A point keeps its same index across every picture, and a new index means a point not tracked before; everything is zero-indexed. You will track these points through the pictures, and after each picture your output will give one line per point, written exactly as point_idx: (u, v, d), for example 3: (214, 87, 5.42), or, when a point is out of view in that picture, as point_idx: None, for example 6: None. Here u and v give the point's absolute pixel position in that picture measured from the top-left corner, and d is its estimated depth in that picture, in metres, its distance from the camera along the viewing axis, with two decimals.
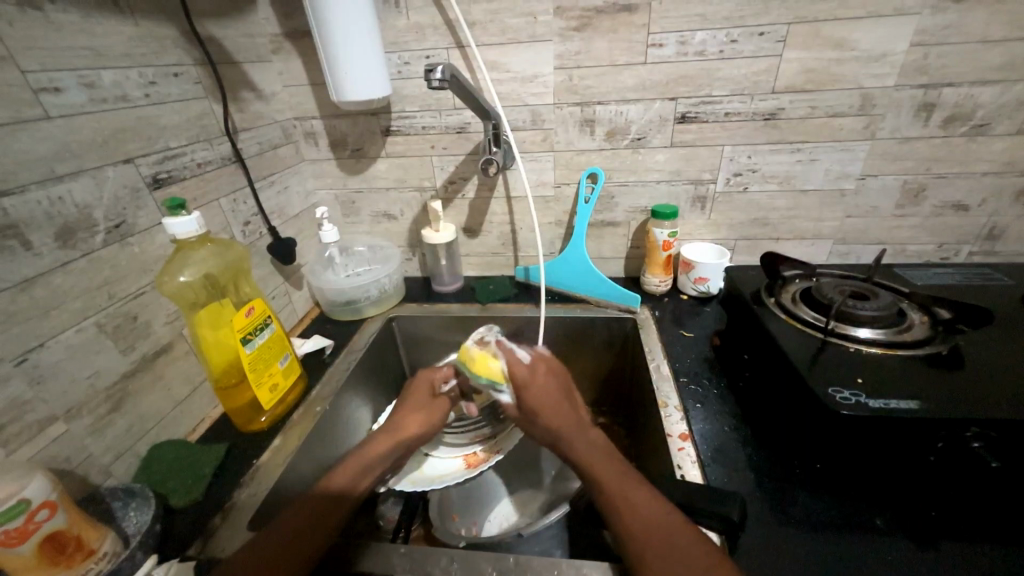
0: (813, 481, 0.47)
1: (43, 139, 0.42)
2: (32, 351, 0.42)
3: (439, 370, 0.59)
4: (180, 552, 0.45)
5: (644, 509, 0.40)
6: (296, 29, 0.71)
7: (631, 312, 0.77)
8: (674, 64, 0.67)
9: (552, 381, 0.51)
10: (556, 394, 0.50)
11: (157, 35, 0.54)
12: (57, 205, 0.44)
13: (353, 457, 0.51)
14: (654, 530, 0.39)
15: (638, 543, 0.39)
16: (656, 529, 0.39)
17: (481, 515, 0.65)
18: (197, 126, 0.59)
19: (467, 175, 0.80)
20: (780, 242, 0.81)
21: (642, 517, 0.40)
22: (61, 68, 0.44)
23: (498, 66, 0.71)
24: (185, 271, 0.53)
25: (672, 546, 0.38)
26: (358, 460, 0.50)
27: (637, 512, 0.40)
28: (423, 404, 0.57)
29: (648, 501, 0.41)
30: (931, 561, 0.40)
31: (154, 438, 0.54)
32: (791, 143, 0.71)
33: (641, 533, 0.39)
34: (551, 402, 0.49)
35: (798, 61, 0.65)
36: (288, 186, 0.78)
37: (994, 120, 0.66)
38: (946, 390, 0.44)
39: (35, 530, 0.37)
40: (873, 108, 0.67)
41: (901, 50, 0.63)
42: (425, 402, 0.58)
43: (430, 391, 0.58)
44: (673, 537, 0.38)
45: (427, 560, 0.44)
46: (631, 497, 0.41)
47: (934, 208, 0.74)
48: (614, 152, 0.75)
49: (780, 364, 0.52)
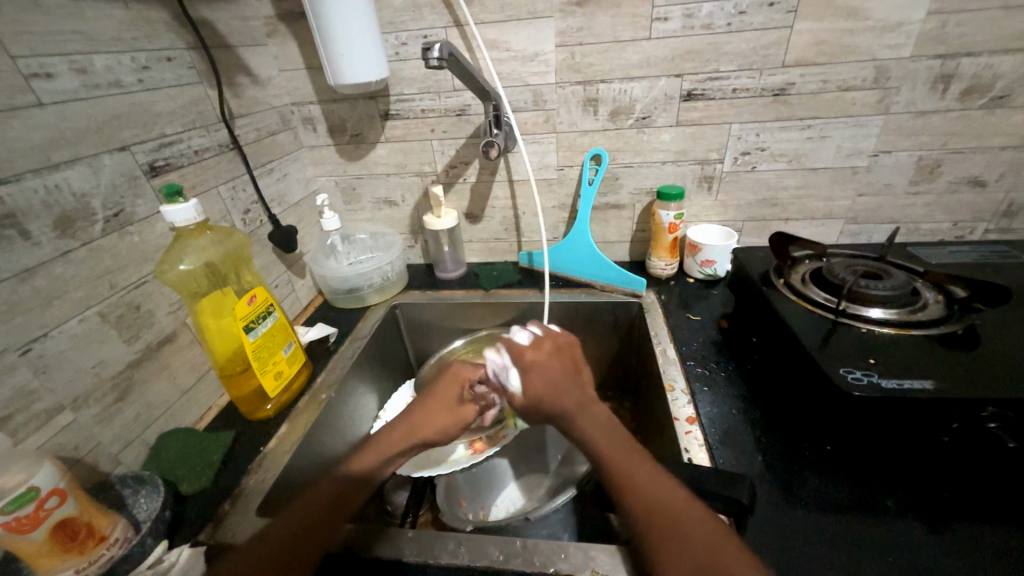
0: (823, 463, 0.46)
1: (37, 126, 0.42)
2: (35, 341, 0.42)
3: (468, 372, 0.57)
4: (190, 537, 0.46)
5: (652, 490, 0.40)
6: (290, 11, 0.69)
7: (637, 296, 0.76)
8: (680, 39, 0.65)
9: (553, 363, 0.51)
10: (556, 376, 0.50)
11: (148, 18, 0.52)
12: (54, 193, 0.43)
13: (367, 452, 0.50)
14: (664, 511, 0.38)
15: (649, 525, 0.38)
16: (666, 511, 0.38)
17: (488, 499, 0.66)
18: (193, 112, 0.58)
19: (468, 159, 0.79)
20: (789, 223, 0.79)
21: (651, 499, 0.39)
22: (52, 52, 0.43)
23: (498, 44, 0.69)
24: (185, 260, 0.53)
25: (684, 527, 0.37)
26: (371, 456, 0.49)
27: (646, 492, 0.40)
28: (441, 404, 0.55)
29: (656, 481, 0.41)
30: (943, 542, 0.40)
31: (162, 426, 0.54)
32: (801, 119, 0.69)
33: (650, 514, 0.39)
34: (549, 386, 0.49)
35: (809, 33, 0.63)
36: (287, 173, 0.77)
37: (1014, 91, 0.63)
38: (961, 369, 0.43)
39: (46, 516, 0.37)
40: (887, 81, 0.65)
41: (917, 19, 0.60)
42: (449, 404, 0.55)
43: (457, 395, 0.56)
44: (683, 518, 0.38)
45: (435, 543, 0.44)
46: (639, 477, 0.41)
47: (949, 184, 0.72)
48: (618, 133, 0.74)
49: (789, 345, 0.52)
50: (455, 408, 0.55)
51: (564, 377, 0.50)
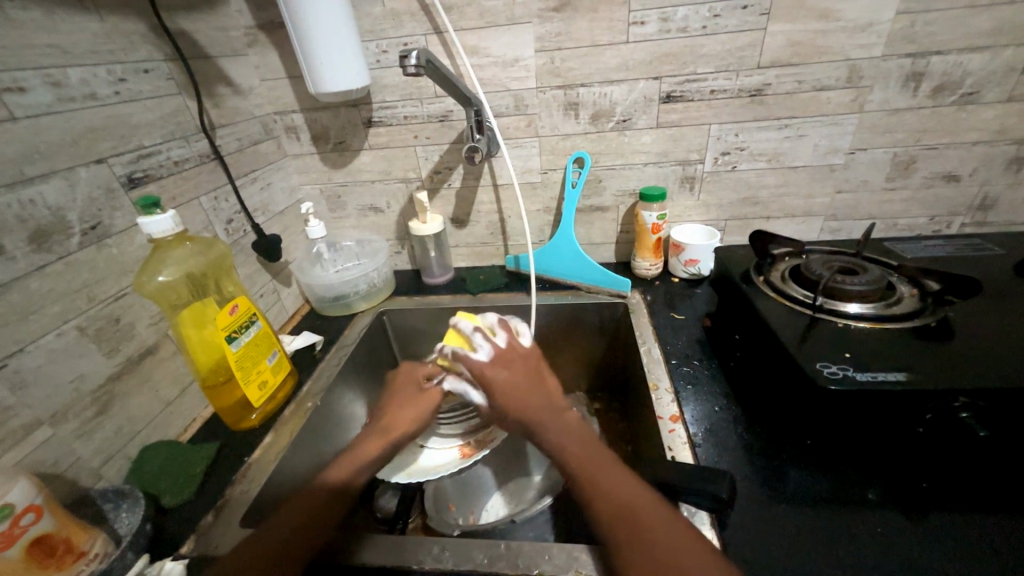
0: (805, 457, 0.47)
1: (10, 140, 0.42)
2: (11, 356, 0.41)
3: (423, 367, 0.62)
4: (172, 552, 0.45)
5: (618, 496, 0.40)
6: (270, 20, 0.70)
7: (623, 297, 0.77)
8: (657, 42, 0.66)
9: (515, 377, 0.53)
10: (522, 386, 0.52)
11: (124, 30, 0.52)
12: (28, 207, 0.43)
13: (346, 458, 0.51)
14: (631, 513, 0.39)
15: (619, 528, 0.38)
16: (633, 511, 0.39)
17: (479, 505, 0.65)
18: (171, 123, 0.58)
19: (452, 164, 0.79)
20: (771, 221, 0.80)
21: (620, 502, 0.40)
22: (26, 66, 0.43)
23: (478, 51, 0.69)
24: (165, 270, 0.52)
25: (648, 526, 0.37)
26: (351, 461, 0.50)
27: (611, 500, 0.40)
28: (414, 398, 0.59)
29: (619, 485, 0.41)
30: (920, 533, 0.40)
31: (145, 440, 0.54)
32: (778, 119, 0.70)
33: (620, 516, 0.39)
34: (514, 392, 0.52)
35: (783, 34, 0.64)
36: (270, 182, 0.77)
37: (983, 88, 0.65)
38: (935, 362, 0.43)
39: (21, 534, 0.36)
40: (860, 80, 0.66)
41: (887, 19, 0.62)
42: (415, 392, 0.59)
43: (419, 385, 0.60)
44: (649, 517, 0.38)
45: (419, 548, 0.43)
46: (608, 483, 0.41)
47: (925, 179, 0.73)
48: (599, 136, 0.74)
49: (768, 342, 0.52)
50: (423, 395, 0.59)
51: (527, 388, 0.52)
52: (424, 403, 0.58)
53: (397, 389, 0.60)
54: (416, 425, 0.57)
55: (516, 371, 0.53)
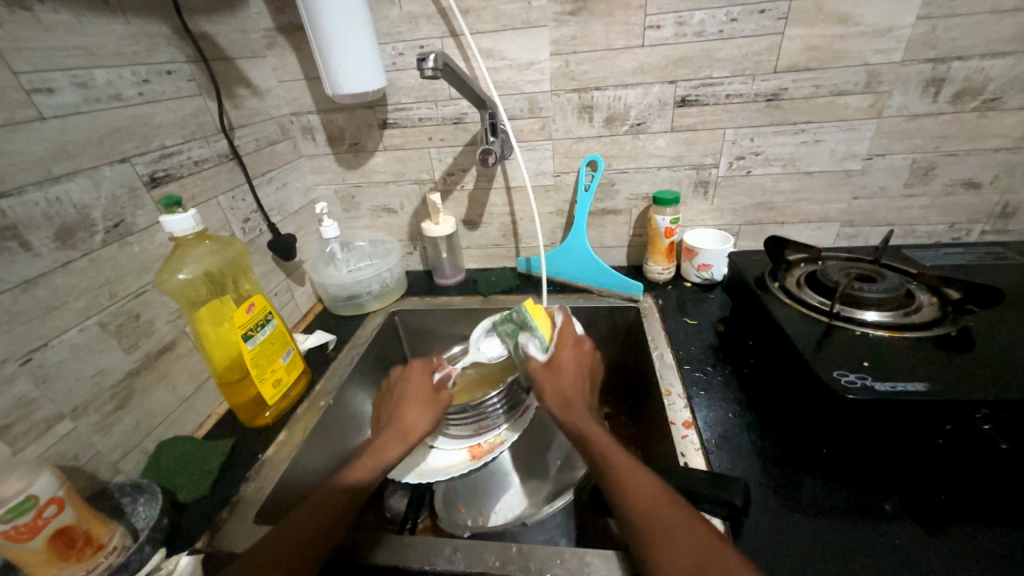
0: (820, 465, 0.47)
1: (39, 139, 0.43)
2: (36, 350, 0.42)
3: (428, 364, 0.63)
4: (188, 546, 0.46)
5: (642, 501, 0.40)
6: (288, 23, 0.71)
7: (634, 301, 0.77)
8: (673, 46, 0.66)
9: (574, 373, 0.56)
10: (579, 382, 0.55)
11: (147, 32, 0.53)
12: (55, 205, 0.44)
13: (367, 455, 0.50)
14: (656, 522, 0.38)
15: (645, 536, 0.38)
16: (655, 520, 0.38)
17: (488, 505, 0.64)
18: (192, 124, 0.59)
19: (465, 166, 0.80)
20: (785, 226, 0.79)
21: (644, 508, 0.39)
22: (54, 68, 0.44)
23: (493, 54, 0.70)
24: (184, 268, 0.53)
25: (672, 536, 0.37)
26: (373, 458, 0.50)
27: (636, 506, 0.40)
28: (425, 398, 0.58)
29: (644, 490, 0.41)
30: (938, 546, 0.39)
31: (162, 434, 0.54)
32: (794, 124, 0.70)
33: (645, 521, 0.39)
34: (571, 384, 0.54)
35: (801, 39, 0.64)
36: (286, 182, 0.78)
37: (1006, 94, 0.64)
38: (956, 373, 0.43)
39: (45, 525, 0.37)
40: (879, 85, 0.65)
41: (908, 24, 0.61)
42: (427, 396, 0.58)
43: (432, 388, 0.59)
44: (673, 528, 0.38)
45: (432, 549, 0.44)
46: (634, 487, 0.41)
47: (944, 186, 0.72)
48: (613, 139, 0.74)
49: (783, 348, 0.52)
50: (434, 397, 0.58)
51: (578, 388, 0.54)
52: (437, 406, 0.57)
53: (410, 386, 0.59)
54: (429, 424, 0.56)
55: (578, 365, 0.57)
